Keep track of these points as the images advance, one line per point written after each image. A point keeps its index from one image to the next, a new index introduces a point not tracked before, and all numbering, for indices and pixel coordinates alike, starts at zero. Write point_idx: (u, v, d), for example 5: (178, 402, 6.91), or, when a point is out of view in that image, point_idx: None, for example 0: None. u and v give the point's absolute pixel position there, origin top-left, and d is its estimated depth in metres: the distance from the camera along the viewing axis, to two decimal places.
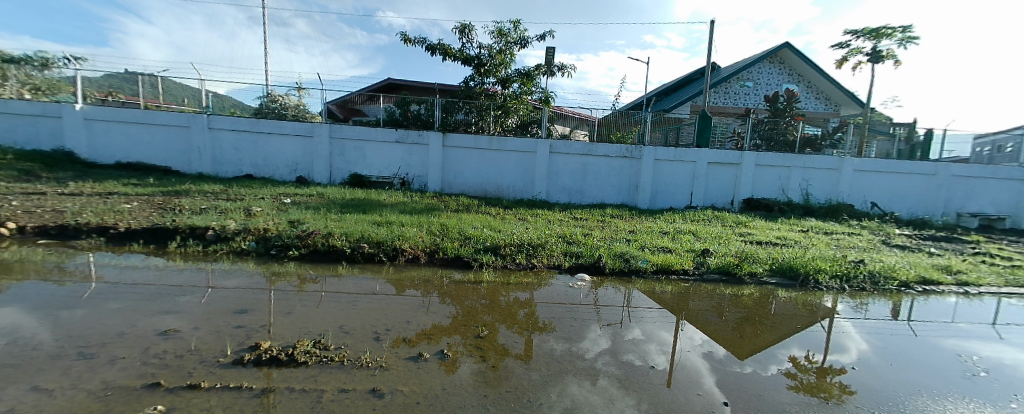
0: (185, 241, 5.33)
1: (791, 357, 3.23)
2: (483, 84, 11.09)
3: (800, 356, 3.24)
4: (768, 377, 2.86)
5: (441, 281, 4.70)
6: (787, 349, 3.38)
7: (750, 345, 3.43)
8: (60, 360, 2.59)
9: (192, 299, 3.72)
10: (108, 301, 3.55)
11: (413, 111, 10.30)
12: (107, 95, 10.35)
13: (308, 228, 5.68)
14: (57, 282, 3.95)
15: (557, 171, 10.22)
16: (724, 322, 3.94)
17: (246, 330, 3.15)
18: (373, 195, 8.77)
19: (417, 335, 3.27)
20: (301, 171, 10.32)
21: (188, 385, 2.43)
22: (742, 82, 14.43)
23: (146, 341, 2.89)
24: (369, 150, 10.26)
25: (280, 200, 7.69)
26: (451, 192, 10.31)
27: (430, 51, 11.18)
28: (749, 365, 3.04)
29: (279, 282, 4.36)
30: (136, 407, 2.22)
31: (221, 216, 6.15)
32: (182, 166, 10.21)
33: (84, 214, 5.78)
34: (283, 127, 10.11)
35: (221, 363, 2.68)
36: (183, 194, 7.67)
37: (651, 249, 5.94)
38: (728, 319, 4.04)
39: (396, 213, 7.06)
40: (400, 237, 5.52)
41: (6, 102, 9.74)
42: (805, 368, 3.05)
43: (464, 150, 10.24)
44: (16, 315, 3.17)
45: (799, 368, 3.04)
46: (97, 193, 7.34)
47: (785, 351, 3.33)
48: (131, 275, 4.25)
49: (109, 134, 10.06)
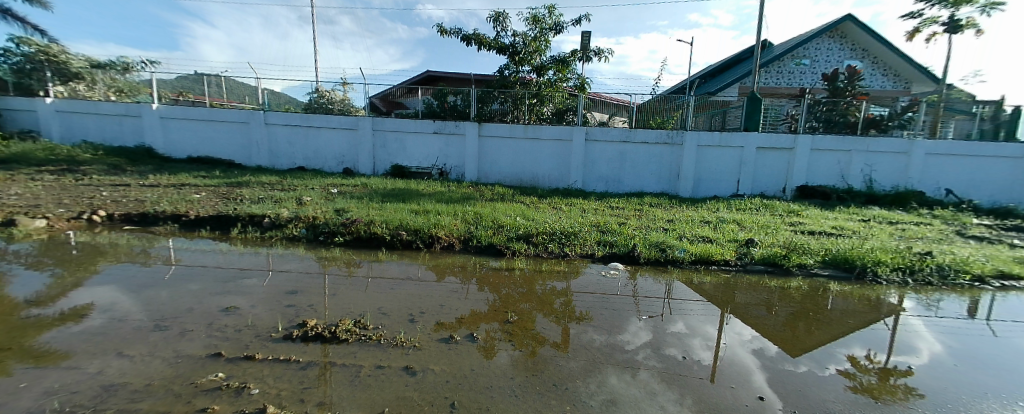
0: (245, 228, 5.80)
1: (850, 356, 3.05)
2: (518, 72, 11.06)
3: (860, 356, 3.06)
4: (824, 377, 2.72)
5: (478, 268, 4.84)
6: (847, 348, 3.18)
7: (802, 343, 3.26)
8: (142, 331, 2.95)
9: (256, 281, 4.06)
10: (181, 282, 3.96)
11: (450, 103, 10.45)
12: (179, 95, 11.40)
13: (352, 216, 5.98)
14: (143, 264, 4.46)
15: (593, 159, 10.04)
16: (774, 317, 3.77)
17: (296, 309, 3.43)
18: (413, 185, 9.07)
19: (452, 320, 3.39)
20: (347, 163, 10.84)
21: (244, 356, 2.69)
22: (797, 60, 13.42)
23: (212, 317, 3.21)
24: (408, 141, 10.59)
25: (328, 190, 8.15)
26: (488, 181, 10.45)
27: (466, 42, 11.29)
28: (803, 363, 2.90)
29: (330, 267, 4.69)
30: (201, 373, 2.49)
31: (276, 205, 6.61)
32: (243, 159, 11.05)
33: (161, 204, 6.43)
34: (330, 121, 10.64)
35: (274, 337, 2.95)
36: (244, 186, 8.29)
37: (689, 239, 5.76)
38: (778, 314, 3.86)
39: (433, 202, 7.26)
40: (436, 225, 5.70)
41: (97, 104, 11.00)
42: (865, 369, 2.87)
43: (500, 140, 10.30)
44: (109, 293, 3.63)
45: (859, 369, 2.87)
46: (173, 184, 8.12)
47: (844, 351, 3.14)
48: (202, 259, 4.70)
49: (181, 130, 11.05)
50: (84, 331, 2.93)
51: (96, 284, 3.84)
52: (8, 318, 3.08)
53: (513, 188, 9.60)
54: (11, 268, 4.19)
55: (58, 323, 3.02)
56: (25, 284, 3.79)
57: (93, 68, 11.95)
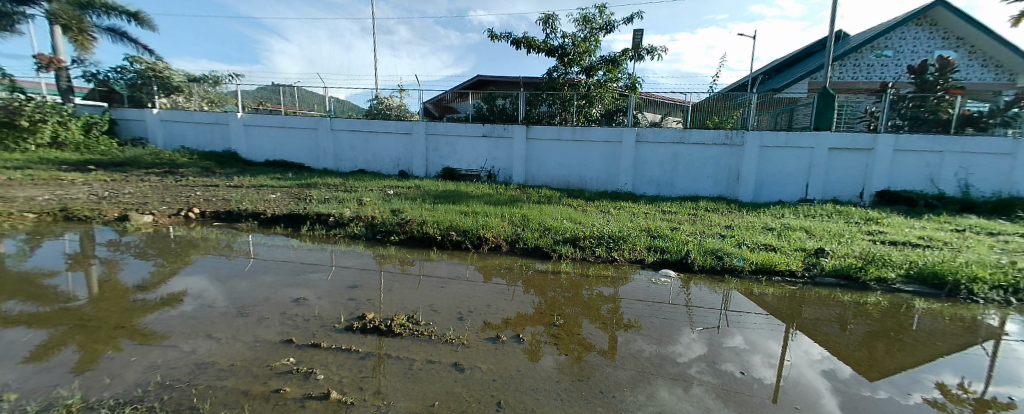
0: (313, 226, 6.28)
1: (940, 384, 2.77)
2: (567, 74, 11.01)
3: (951, 384, 2.77)
4: (906, 406, 2.50)
5: (524, 271, 4.91)
6: (936, 374, 2.89)
7: (881, 366, 3.00)
8: (227, 316, 3.31)
9: (322, 275, 4.41)
10: (258, 274, 4.39)
11: (499, 106, 10.67)
12: (258, 104, 12.58)
13: (406, 216, 6.29)
14: (228, 257, 4.99)
15: (644, 161, 9.76)
16: (847, 336, 3.49)
17: (356, 302, 3.68)
18: (463, 187, 9.34)
19: (498, 320, 3.48)
20: (403, 166, 11.36)
21: (312, 344, 2.94)
22: (877, 51, 12.19)
23: (284, 306, 3.53)
24: (459, 145, 10.90)
25: (385, 192, 8.60)
26: (537, 184, 10.50)
27: (515, 45, 11.42)
28: (882, 389, 2.68)
29: (385, 264, 4.96)
30: (275, 358, 2.76)
31: (339, 205, 7.10)
32: (311, 163, 11.94)
33: (243, 203, 7.13)
34: (389, 126, 11.21)
35: (337, 328, 3.19)
36: (313, 187, 8.97)
37: (750, 247, 5.46)
38: (852, 332, 3.57)
39: (482, 204, 7.44)
40: (484, 227, 5.85)
41: (192, 113, 12.40)
42: (958, 399, 2.60)
43: (548, 142, 10.32)
44: (198, 282, 4.10)
45: (950, 399, 2.60)
46: (253, 185, 8.96)
47: (932, 377, 2.85)
48: (276, 254, 5.17)
49: (260, 136, 12.17)
50: (181, 314, 3.34)
51: (190, 273, 4.36)
52: (120, 301, 3.59)
53: (562, 191, 9.57)
54: (124, 257, 4.85)
55: (160, 307, 3.47)
56: (135, 271, 4.38)
57: (190, 81, 13.47)
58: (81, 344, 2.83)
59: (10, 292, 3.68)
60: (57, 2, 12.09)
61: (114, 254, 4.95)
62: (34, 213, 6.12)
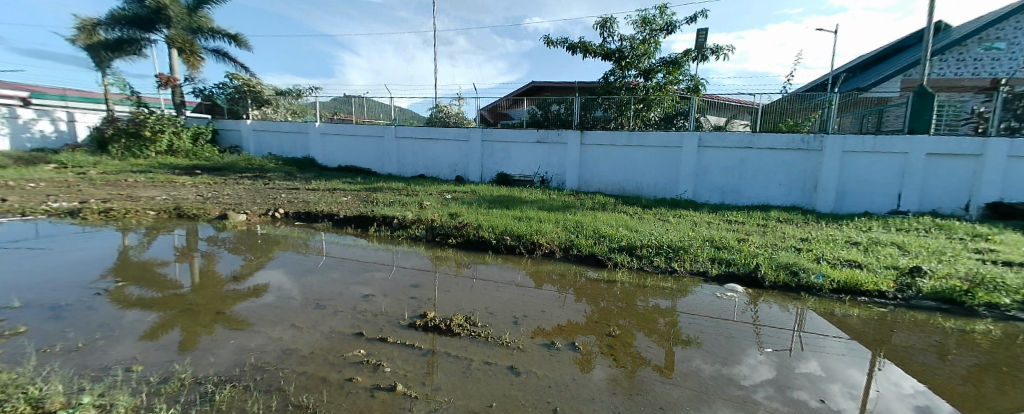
0: (379, 227, 6.69)
1: None
2: (624, 77, 10.82)
3: None
4: None
5: (576, 278, 4.88)
6: None
7: (991, 405, 2.66)
8: (306, 308, 3.64)
9: (385, 274, 4.69)
10: (329, 270, 4.76)
11: (553, 111, 10.80)
12: (333, 114, 13.63)
13: (463, 220, 6.50)
14: (303, 254, 5.46)
15: (707, 167, 9.30)
16: (949, 368, 3.13)
17: (418, 301, 3.88)
18: (517, 192, 9.46)
19: (552, 327, 3.51)
20: (459, 171, 11.73)
21: (379, 338, 3.16)
22: (986, 44, 10.73)
23: (355, 302, 3.82)
24: (514, 151, 11.06)
25: (443, 196, 8.95)
26: (591, 189, 10.38)
27: (571, 50, 11.40)
28: None
29: (441, 266, 5.16)
30: (348, 348, 3.00)
31: (402, 208, 7.51)
32: (377, 168, 12.71)
33: (319, 205, 7.77)
34: (447, 133, 11.64)
35: (401, 324, 3.40)
36: (379, 191, 9.54)
37: (830, 262, 5.04)
38: (953, 364, 3.19)
39: (535, 209, 7.51)
40: (537, 232, 5.90)
41: (278, 123, 13.73)
42: None
43: (603, 148, 10.18)
44: (281, 276, 4.54)
45: None
46: (327, 189, 9.71)
47: None
48: (344, 252, 5.58)
49: (333, 144, 13.17)
50: (266, 304, 3.72)
51: (273, 268, 4.83)
52: (216, 290, 4.06)
53: (617, 197, 9.38)
54: (221, 251, 5.47)
55: (248, 298, 3.88)
56: (228, 264, 4.93)
57: (276, 94, 14.90)
58: (183, 327, 3.23)
59: (132, 278, 4.29)
60: (175, 29, 13.90)
61: (213, 248, 5.60)
62: (154, 210, 7.09)
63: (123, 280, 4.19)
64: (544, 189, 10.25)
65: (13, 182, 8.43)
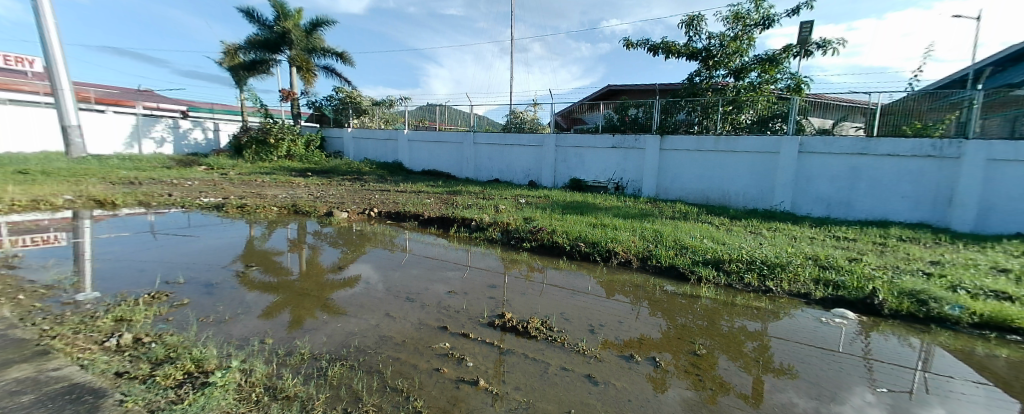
0: (458, 229, 7.05)
1: None
2: (711, 77, 10.25)
3: None
4: None
5: (653, 291, 4.72)
6: None
7: None
8: (396, 301, 3.98)
9: (457, 273, 4.92)
10: (410, 267, 5.12)
11: (631, 115, 10.52)
12: (418, 123, 14.42)
13: (538, 225, 6.61)
14: (389, 250, 5.93)
15: (811, 176, 8.43)
16: None
17: (496, 301, 4.06)
18: (591, 198, 9.37)
19: (629, 339, 3.47)
20: (533, 176, 11.90)
21: (461, 333, 3.37)
22: None
23: (439, 297, 4.10)
24: (588, 156, 10.97)
25: (518, 200, 9.16)
26: (670, 197, 9.93)
27: (653, 52, 11.01)
28: None
29: (512, 269, 5.29)
30: (434, 340, 3.24)
31: (480, 211, 7.83)
32: (455, 172, 13.36)
33: (407, 206, 8.39)
34: (522, 139, 11.90)
35: (481, 322, 3.59)
36: (459, 194, 10.03)
37: (969, 292, 4.33)
38: None
39: (612, 216, 7.39)
40: (614, 240, 5.81)
41: (372, 131, 15.10)
42: None
43: (685, 153, 9.69)
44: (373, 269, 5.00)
45: None
46: (412, 191, 10.42)
47: None
48: (425, 251, 5.96)
49: (419, 149, 14.11)
50: (360, 295, 4.12)
51: (366, 261, 5.33)
52: (319, 279, 4.58)
53: (699, 206, 8.87)
54: (323, 244, 6.16)
55: (346, 287, 4.33)
56: (329, 256, 5.53)
57: (373, 105, 16.34)
58: (292, 308, 3.70)
59: (257, 264, 5.00)
60: (296, 50, 15.96)
61: (317, 241, 6.33)
62: (275, 206, 8.18)
63: (246, 265, 4.89)
64: (620, 195, 10.03)
65: (173, 180, 10.23)
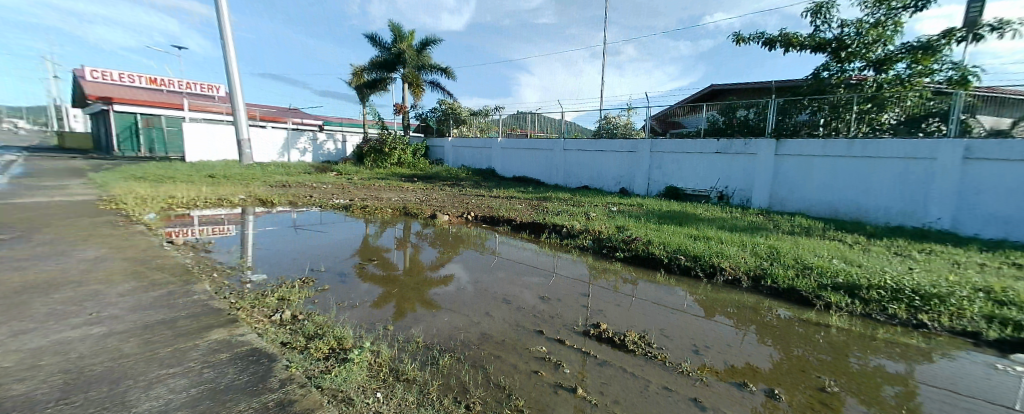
0: (549, 235, 7.16)
1: None
2: (844, 71, 9.04)
3: None
4: None
5: (764, 314, 4.32)
6: None
7: None
8: (494, 302, 4.20)
9: (539, 280, 4.97)
10: (497, 269, 5.33)
11: (739, 117, 9.76)
12: (510, 130, 15.01)
13: (632, 234, 6.43)
14: (480, 252, 6.22)
15: (978, 186, 6.78)
16: None
17: (590, 311, 4.08)
18: (690, 208, 8.83)
19: (738, 365, 3.25)
20: (624, 183, 11.60)
21: (557, 339, 3.45)
22: None
23: (534, 302, 4.23)
24: (687, 163, 10.38)
25: (610, 208, 8.98)
26: (785, 209, 8.97)
27: (770, 46, 10.05)
28: None
29: (599, 280, 5.18)
30: (531, 343, 3.37)
31: (570, 217, 7.85)
32: (546, 179, 13.57)
33: (500, 211, 8.75)
34: (614, 145, 11.70)
35: (576, 330, 3.64)
36: (549, 200, 10.15)
37: None
38: None
39: (715, 228, 6.90)
40: (719, 254, 5.43)
41: (469, 140, 16.05)
42: None
43: (807, 160, 8.67)
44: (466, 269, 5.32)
45: None
46: (505, 196, 10.80)
47: None
48: (514, 255, 6.14)
49: (511, 156, 14.63)
50: (456, 293, 4.42)
51: (461, 262, 5.68)
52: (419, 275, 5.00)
53: (822, 221, 7.86)
54: (423, 244, 6.70)
55: (445, 285, 4.67)
56: (428, 255, 6.00)
57: (471, 115, 17.30)
58: (398, 300, 4.10)
59: (369, 258, 5.60)
60: (408, 69, 17.64)
61: (418, 240, 6.91)
62: (389, 208, 9.10)
63: (359, 259, 5.50)
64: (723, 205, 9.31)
65: (310, 183, 11.92)
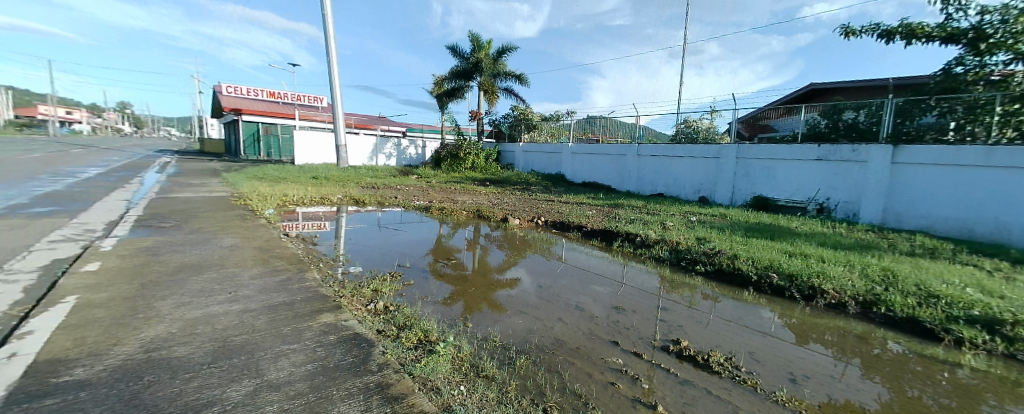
0: (622, 243, 6.99)
1: None
2: (983, 66, 7.75)
3: None
4: None
5: (874, 346, 3.84)
6: None
7: None
8: (568, 308, 4.21)
9: (604, 289, 4.85)
10: (563, 275, 5.34)
11: (846, 120, 8.81)
12: (583, 134, 14.85)
13: (715, 246, 6.06)
14: (547, 258, 6.24)
15: None
16: None
17: (669, 326, 3.94)
18: (781, 221, 8.11)
19: (843, 400, 2.94)
20: (705, 191, 10.97)
21: (633, 352, 3.38)
22: None
23: (608, 312, 4.17)
24: (781, 172, 9.54)
25: (688, 218, 8.54)
26: (902, 227, 7.82)
27: (886, 38, 8.93)
28: None
29: (672, 294, 4.93)
30: (606, 353, 3.33)
31: (645, 226, 7.59)
32: (617, 185, 13.26)
33: (571, 216, 8.72)
34: (694, 151, 11.11)
35: (654, 345, 3.53)
36: (621, 207, 9.90)
37: None
38: None
39: (814, 245, 6.26)
40: (821, 274, 4.90)
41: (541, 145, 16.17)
42: None
43: (930, 168, 7.49)
44: (536, 273, 5.39)
45: None
46: (576, 202, 10.72)
47: None
48: (584, 262, 6.08)
49: (582, 161, 14.51)
50: (529, 297, 4.48)
51: (526, 266, 5.75)
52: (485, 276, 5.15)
53: (951, 242, 6.76)
54: (491, 246, 6.90)
55: (515, 288, 4.77)
56: (495, 257, 6.16)
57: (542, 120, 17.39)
58: (466, 299, 4.26)
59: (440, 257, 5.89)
60: (484, 76, 18.26)
61: (488, 242, 7.12)
62: (464, 210, 9.49)
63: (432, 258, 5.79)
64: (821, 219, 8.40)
65: (395, 186, 12.81)
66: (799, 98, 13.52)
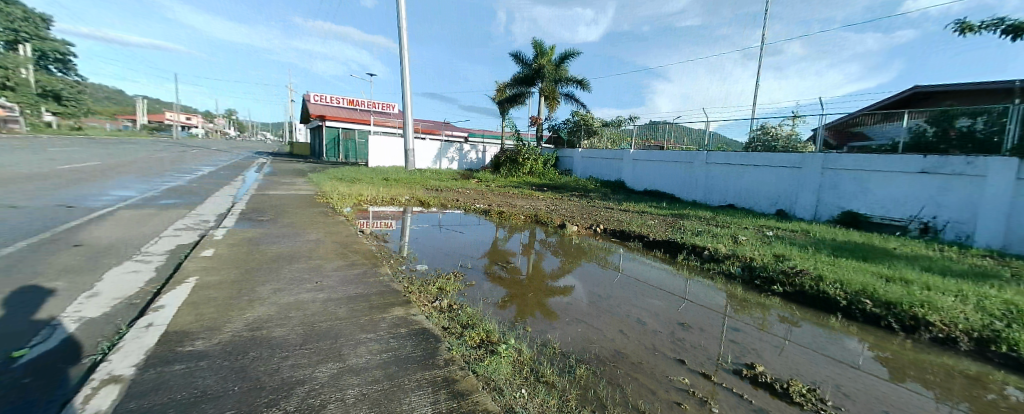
0: (687, 256, 6.70)
1: None
2: None
3: None
4: None
5: (990, 390, 3.35)
6: None
7: None
8: (631, 321, 4.12)
9: (664, 304, 4.67)
10: (627, 287, 5.21)
11: (960, 127, 7.78)
12: (647, 141, 14.55)
13: (795, 265, 5.61)
14: (603, 267, 6.14)
15: None
16: None
17: (741, 348, 3.73)
18: (875, 240, 7.34)
19: None
20: (783, 204, 10.19)
21: (701, 373, 3.25)
22: None
23: (676, 328, 4.03)
24: (875, 185, 8.60)
25: (763, 232, 7.98)
26: None
27: (1013, 34, 7.77)
28: None
29: (742, 314, 4.63)
30: (672, 371, 3.23)
31: (714, 239, 7.21)
32: (681, 193, 12.72)
33: (631, 225, 8.50)
34: (773, 160, 10.36)
35: (725, 367, 3.37)
36: (686, 218, 9.49)
37: None
38: None
39: (914, 269, 5.59)
40: (926, 304, 4.37)
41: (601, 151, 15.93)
42: None
43: None
44: (594, 282, 5.32)
45: None
46: (637, 211, 10.43)
47: None
48: (645, 274, 5.89)
49: (644, 168, 14.10)
50: (589, 306, 4.44)
51: (584, 274, 5.70)
52: (542, 282, 5.19)
53: None
54: (546, 252, 6.93)
55: (573, 296, 4.75)
56: (552, 264, 6.17)
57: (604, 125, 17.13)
58: (522, 304, 4.29)
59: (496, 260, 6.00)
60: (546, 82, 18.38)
61: (543, 248, 7.16)
62: (522, 215, 9.61)
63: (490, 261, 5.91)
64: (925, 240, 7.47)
65: (457, 189, 13.26)
66: (898, 103, 12.20)
